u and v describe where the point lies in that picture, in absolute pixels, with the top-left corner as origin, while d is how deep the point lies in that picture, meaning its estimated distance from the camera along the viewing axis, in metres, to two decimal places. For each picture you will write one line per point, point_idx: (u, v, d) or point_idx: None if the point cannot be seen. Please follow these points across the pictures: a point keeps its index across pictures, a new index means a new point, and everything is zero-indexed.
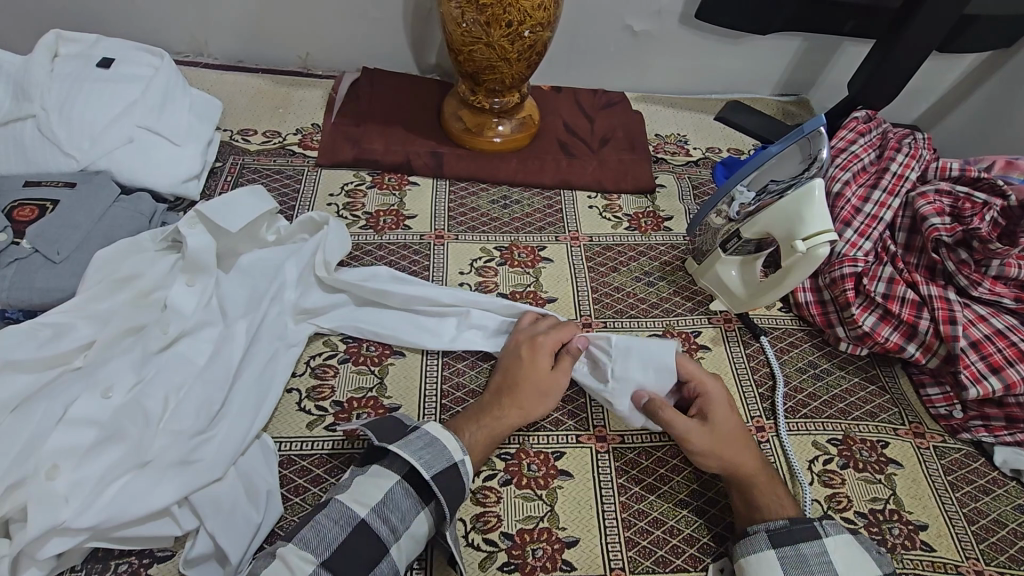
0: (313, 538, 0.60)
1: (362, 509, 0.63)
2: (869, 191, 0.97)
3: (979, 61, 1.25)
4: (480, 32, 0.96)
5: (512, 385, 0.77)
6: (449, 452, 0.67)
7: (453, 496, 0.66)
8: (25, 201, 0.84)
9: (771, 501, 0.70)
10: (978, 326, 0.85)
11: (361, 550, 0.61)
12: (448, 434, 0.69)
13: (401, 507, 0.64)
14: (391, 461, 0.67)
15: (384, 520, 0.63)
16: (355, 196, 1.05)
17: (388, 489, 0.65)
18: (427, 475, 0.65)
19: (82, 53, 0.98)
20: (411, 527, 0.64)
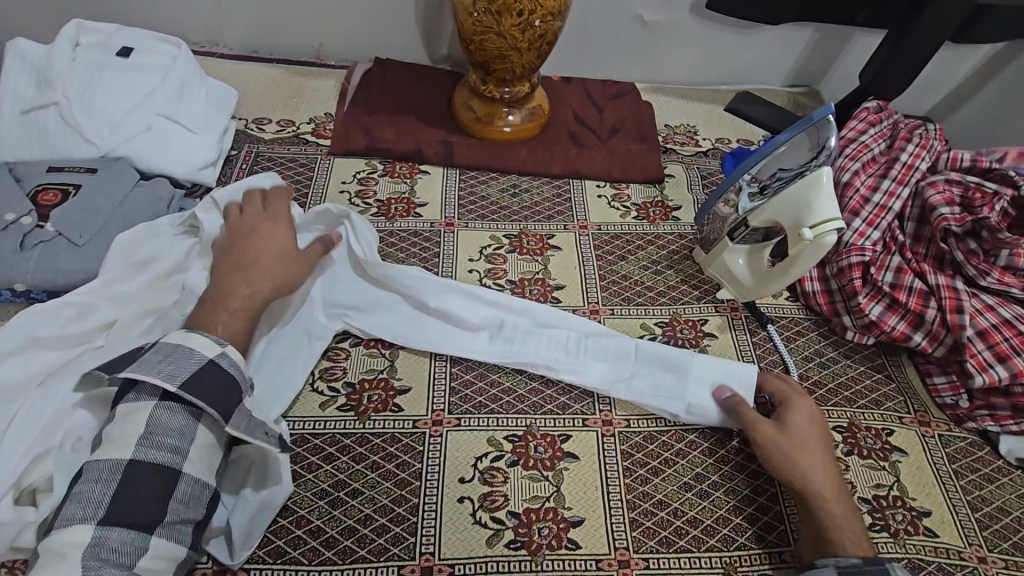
0: (81, 505, 0.55)
1: (125, 452, 0.58)
2: (879, 180, 0.96)
3: (993, 52, 1.24)
4: (491, 21, 0.97)
5: (252, 262, 0.75)
6: (199, 351, 0.63)
7: (212, 398, 0.62)
8: (49, 185, 0.87)
9: (847, 533, 0.67)
10: (986, 316, 0.85)
11: (146, 489, 0.57)
12: (194, 336, 0.64)
13: (173, 425, 0.60)
14: (137, 392, 0.61)
15: (159, 447, 0.59)
16: (368, 184, 1.06)
17: (149, 417, 0.60)
18: (173, 388, 0.60)
19: (103, 42, 1.01)
20: (196, 440, 0.62)
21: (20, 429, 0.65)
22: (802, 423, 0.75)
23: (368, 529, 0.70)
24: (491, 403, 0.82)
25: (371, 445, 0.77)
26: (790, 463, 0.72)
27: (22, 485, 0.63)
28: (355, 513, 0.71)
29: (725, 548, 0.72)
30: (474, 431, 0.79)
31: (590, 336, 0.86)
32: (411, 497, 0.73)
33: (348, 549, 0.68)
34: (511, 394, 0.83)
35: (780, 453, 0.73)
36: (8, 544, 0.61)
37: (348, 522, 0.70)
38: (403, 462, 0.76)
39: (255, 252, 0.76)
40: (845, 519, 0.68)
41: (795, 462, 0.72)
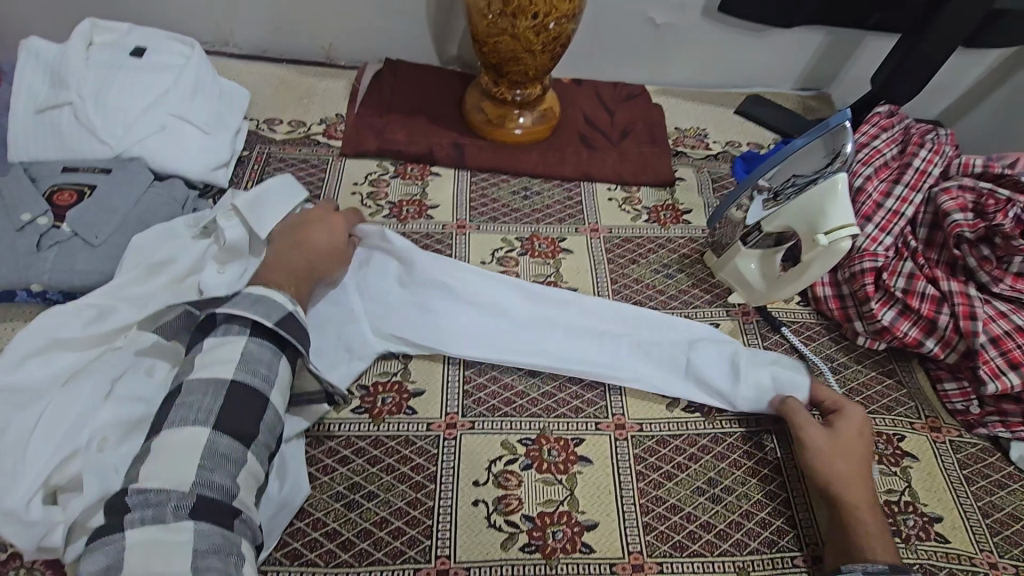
0: (189, 414, 0.59)
1: (226, 375, 0.62)
2: (891, 186, 0.97)
3: (1004, 57, 1.24)
4: (505, 23, 0.97)
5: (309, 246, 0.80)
6: (281, 303, 0.68)
7: (301, 337, 0.68)
8: (64, 186, 0.87)
9: (875, 537, 0.68)
10: (999, 322, 0.85)
11: (248, 406, 0.62)
12: (276, 291, 0.70)
13: (263, 358, 0.65)
14: (229, 326, 0.66)
15: (253, 374, 0.64)
16: (379, 185, 1.07)
17: (244, 348, 0.64)
18: (270, 323, 0.66)
19: (116, 41, 1.00)
20: (279, 374, 0.66)
21: (46, 432, 0.65)
22: (849, 435, 0.76)
23: (384, 532, 0.70)
24: (504, 406, 0.82)
25: (386, 447, 0.77)
26: (833, 469, 0.74)
27: (50, 483, 0.63)
28: (371, 515, 0.71)
29: (740, 553, 0.73)
30: (487, 434, 0.79)
31: (640, 337, 0.88)
32: (426, 500, 0.73)
33: (364, 551, 0.69)
34: (524, 397, 0.83)
35: (823, 457, 0.75)
36: (36, 542, 0.61)
37: (364, 524, 0.71)
38: (417, 465, 0.76)
39: (312, 235, 0.82)
40: (877, 527, 0.69)
41: (837, 466, 0.74)
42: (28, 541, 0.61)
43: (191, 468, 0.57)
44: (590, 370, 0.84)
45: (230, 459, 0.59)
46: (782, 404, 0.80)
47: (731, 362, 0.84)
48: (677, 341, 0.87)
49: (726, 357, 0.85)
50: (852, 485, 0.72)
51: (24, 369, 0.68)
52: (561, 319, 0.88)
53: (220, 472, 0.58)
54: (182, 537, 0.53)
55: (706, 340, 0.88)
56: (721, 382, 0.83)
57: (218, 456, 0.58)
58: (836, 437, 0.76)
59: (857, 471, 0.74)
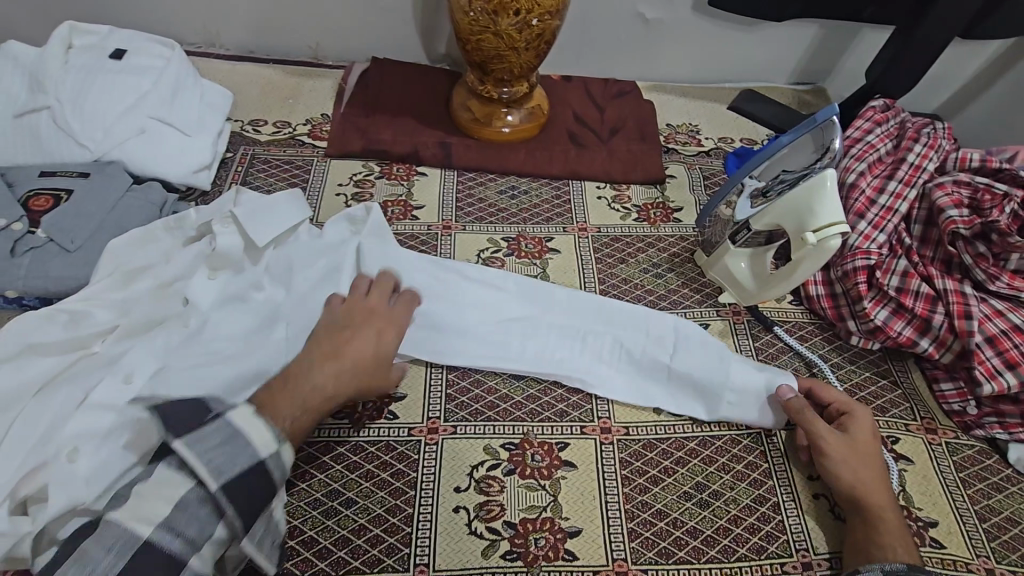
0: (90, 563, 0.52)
1: (145, 529, 0.54)
2: (885, 181, 0.94)
3: (1003, 48, 1.21)
4: (487, 20, 0.95)
5: (337, 352, 0.72)
6: (252, 446, 0.60)
7: (251, 499, 0.59)
8: (39, 191, 0.86)
9: (896, 539, 0.67)
10: (994, 321, 0.83)
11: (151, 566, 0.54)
12: (260, 427, 0.61)
13: (197, 517, 0.57)
14: (177, 467, 0.58)
15: (174, 535, 0.55)
16: (364, 186, 1.05)
17: (177, 502, 0.56)
18: (215, 484, 0.57)
19: (96, 45, 1.00)
20: (212, 535, 0.57)
21: (18, 439, 0.65)
22: (862, 437, 0.75)
23: (362, 540, 0.69)
24: (487, 410, 0.81)
25: (365, 453, 0.76)
26: (853, 472, 0.72)
27: (17, 496, 0.60)
28: (349, 523, 0.70)
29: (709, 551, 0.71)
30: (469, 439, 0.78)
31: (624, 338, 0.85)
32: (406, 507, 0.72)
33: (341, 560, 0.67)
34: (508, 401, 0.82)
35: (842, 463, 0.73)
36: (3, 554, 0.60)
37: (341, 532, 0.69)
38: (397, 471, 0.75)
39: (348, 346, 0.72)
40: (900, 524, 0.69)
41: (852, 472, 0.72)
42: None
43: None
44: (564, 374, 0.83)
45: None
46: (790, 406, 0.77)
47: (720, 362, 0.82)
48: (663, 342, 0.85)
49: (714, 357, 0.83)
50: (871, 486, 0.71)
51: None
52: (545, 318, 0.86)
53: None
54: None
55: (693, 340, 0.85)
56: (705, 380, 0.81)
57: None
58: (851, 440, 0.74)
59: (877, 473, 0.72)
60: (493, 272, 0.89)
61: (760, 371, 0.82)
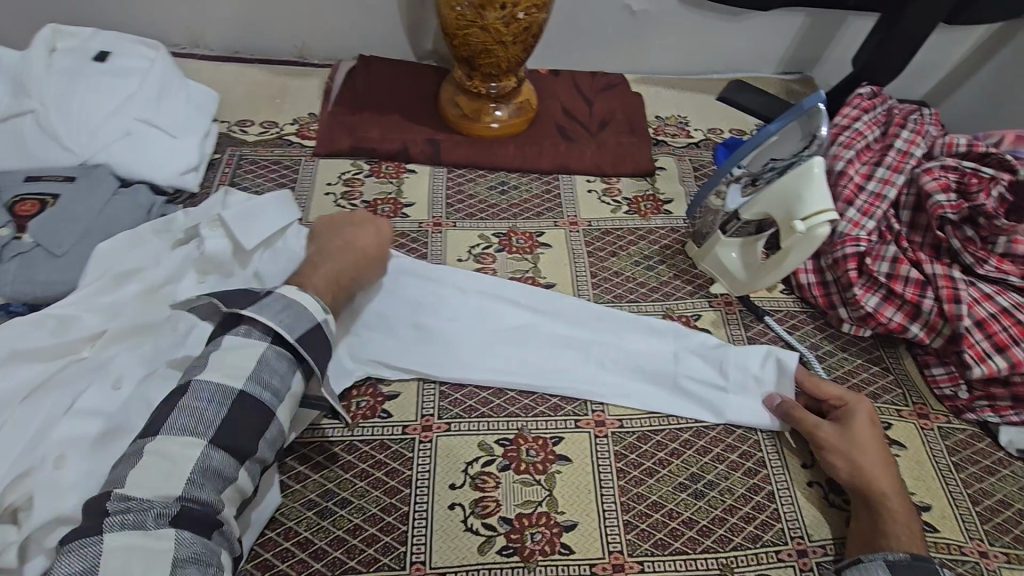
0: (187, 421, 0.58)
1: (237, 383, 0.61)
2: (873, 168, 0.94)
3: (988, 34, 1.22)
4: (474, 15, 0.95)
5: (350, 245, 0.79)
6: (310, 313, 0.67)
7: (322, 355, 0.67)
8: (25, 196, 0.85)
9: (900, 529, 0.68)
10: (983, 305, 0.83)
11: (248, 420, 0.60)
12: (308, 297, 0.68)
13: (279, 370, 0.64)
14: (250, 328, 0.64)
15: (263, 387, 0.62)
16: (353, 185, 1.05)
17: (258, 358, 0.63)
18: (290, 338, 0.65)
19: (78, 47, 0.98)
20: (291, 386, 0.65)
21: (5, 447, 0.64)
22: (860, 428, 0.75)
23: (357, 539, 0.69)
24: (481, 406, 0.80)
25: (359, 452, 0.76)
26: (853, 465, 0.73)
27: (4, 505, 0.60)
28: (344, 523, 0.70)
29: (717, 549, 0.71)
30: (463, 436, 0.78)
31: (624, 344, 0.86)
32: (401, 505, 0.72)
33: (337, 560, 0.67)
34: (502, 397, 0.82)
35: (842, 456, 0.74)
36: None
37: (336, 532, 0.69)
38: (392, 470, 0.75)
39: (358, 239, 0.80)
40: (902, 513, 0.69)
41: (853, 464, 0.73)
42: None
43: (180, 479, 0.55)
44: (567, 385, 0.82)
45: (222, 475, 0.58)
46: (787, 409, 0.79)
47: (720, 368, 0.83)
48: (664, 350, 0.85)
49: (712, 361, 0.84)
50: (872, 477, 0.72)
51: None
52: (546, 328, 0.86)
53: (208, 486, 0.56)
54: (166, 547, 0.52)
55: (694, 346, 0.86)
56: (705, 386, 0.83)
57: (211, 470, 0.57)
58: (848, 432, 0.75)
59: (880, 462, 0.73)
60: (491, 279, 0.90)
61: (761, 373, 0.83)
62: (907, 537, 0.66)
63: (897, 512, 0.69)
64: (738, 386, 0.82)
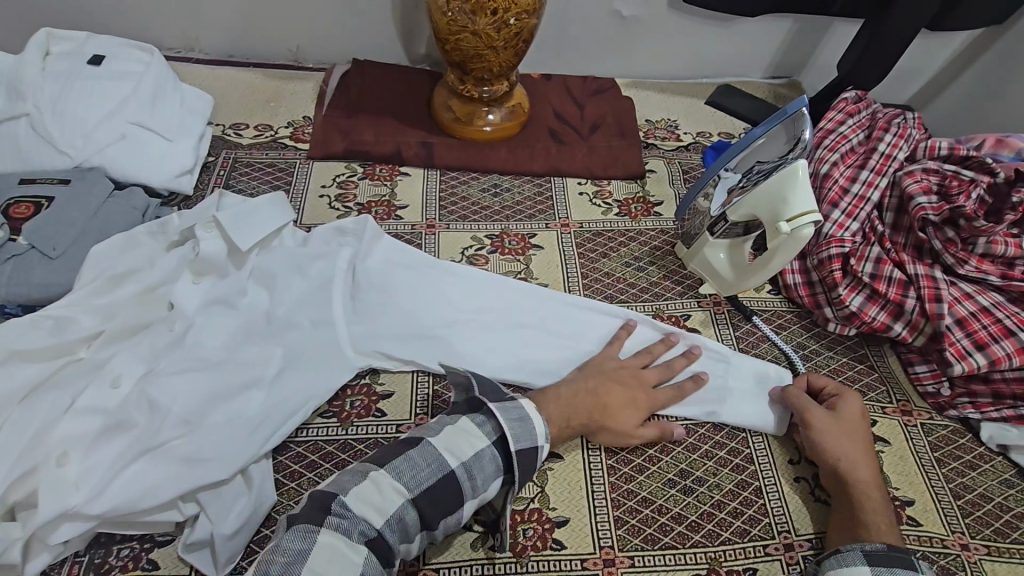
0: (407, 470, 0.63)
1: (454, 461, 0.64)
2: (857, 171, 0.96)
3: (969, 40, 1.24)
4: (466, 21, 0.96)
5: (609, 404, 0.76)
6: (535, 436, 0.68)
7: (525, 473, 0.67)
8: (20, 199, 0.85)
9: (880, 519, 0.69)
10: (964, 303, 0.86)
11: (445, 494, 0.63)
12: (537, 419, 0.69)
13: (485, 470, 0.65)
14: (484, 420, 0.67)
15: (470, 476, 0.64)
16: (348, 187, 1.06)
17: (479, 453, 0.65)
18: (515, 447, 0.66)
19: (74, 51, 0.99)
20: (486, 489, 0.65)
21: (3, 445, 0.64)
22: (851, 418, 0.77)
23: None
24: None
25: (353, 451, 0.77)
26: (840, 451, 0.74)
27: (7, 500, 0.63)
28: None
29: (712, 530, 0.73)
30: None
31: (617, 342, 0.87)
32: None
33: None
34: None
35: (831, 444, 0.75)
36: None
37: None
38: None
39: (615, 395, 0.77)
40: (879, 503, 0.71)
41: (842, 450, 0.75)
42: None
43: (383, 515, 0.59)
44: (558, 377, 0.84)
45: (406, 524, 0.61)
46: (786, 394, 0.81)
47: (715, 364, 0.86)
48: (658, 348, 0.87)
49: (708, 360, 0.86)
50: (855, 466, 0.73)
51: None
52: (537, 322, 0.88)
53: (396, 532, 0.60)
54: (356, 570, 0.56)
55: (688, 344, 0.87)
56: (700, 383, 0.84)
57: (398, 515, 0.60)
58: (838, 419, 0.77)
59: (864, 453, 0.75)
60: (479, 271, 0.92)
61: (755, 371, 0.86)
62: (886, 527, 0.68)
63: (872, 496, 0.71)
64: (736, 383, 0.84)
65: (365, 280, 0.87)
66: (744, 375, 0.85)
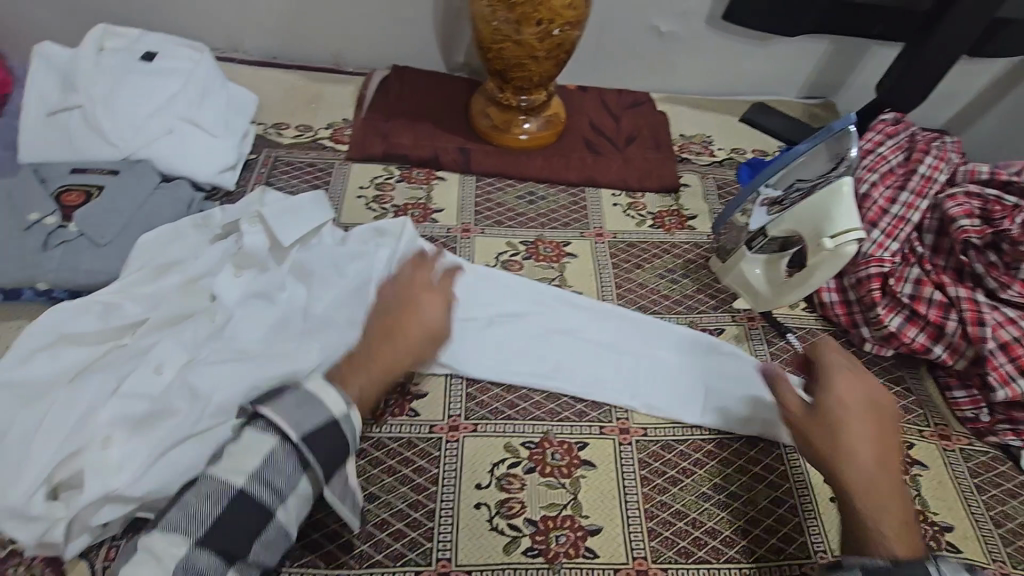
0: (181, 518, 0.56)
1: (239, 480, 0.58)
2: (897, 192, 0.96)
3: (1008, 67, 1.24)
4: (510, 30, 0.97)
5: (399, 329, 0.74)
6: (330, 408, 0.62)
7: (332, 456, 0.62)
8: (70, 186, 0.88)
9: (890, 523, 0.60)
10: (1007, 328, 0.84)
11: (245, 524, 0.58)
12: (328, 388, 0.63)
13: (285, 472, 0.60)
14: (263, 425, 0.61)
15: (267, 488, 0.59)
16: (385, 189, 1.07)
17: (267, 456, 0.60)
18: (296, 436, 0.60)
19: (125, 47, 1.02)
20: (297, 489, 0.61)
21: (53, 425, 0.65)
22: (836, 399, 0.68)
23: (384, 534, 0.70)
24: (507, 409, 0.82)
25: (388, 449, 0.77)
26: (834, 443, 0.65)
27: (52, 480, 0.62)
28: (372, 517, 0.71)
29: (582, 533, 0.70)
30: (490, 437, 0.79)
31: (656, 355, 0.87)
32: (427, 502, 0.73)
33: (364, 553, 0.68)
34: (528, 401, 0.83)
35: (822, 436, 0.66)
36: (37, 537, 0.60)
37: (364, 526, 0.70)
38: (419, 467, 0.75)
39: (409, 325, 0.74)
40: (887, 496, 0.62)
41: (839, 441, 0.65)
42: (29, 535, 0.60)
43: (163, 573, 0.54)
44: (598, 389, 0.83)
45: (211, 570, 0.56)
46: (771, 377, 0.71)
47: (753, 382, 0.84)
48: (696, 362, 0.86)
49: (747, 377, 0.85)
50: (853, 456, 0.64)
51: (32, 362, 0.69)
52: (578, 332, 0.88)
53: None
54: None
55: (728, 359, 0.86)
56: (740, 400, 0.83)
57: (196, 568, 0.55)
58: (819, 404, 0.68)
59: (869, 440, 0.65)
60: (516, 277, 0.92)
61: (798, 388, 0.84)
62: (890, 530, 0.59)
63: (850, 484, 0.63)
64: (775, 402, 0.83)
65: None
66: None
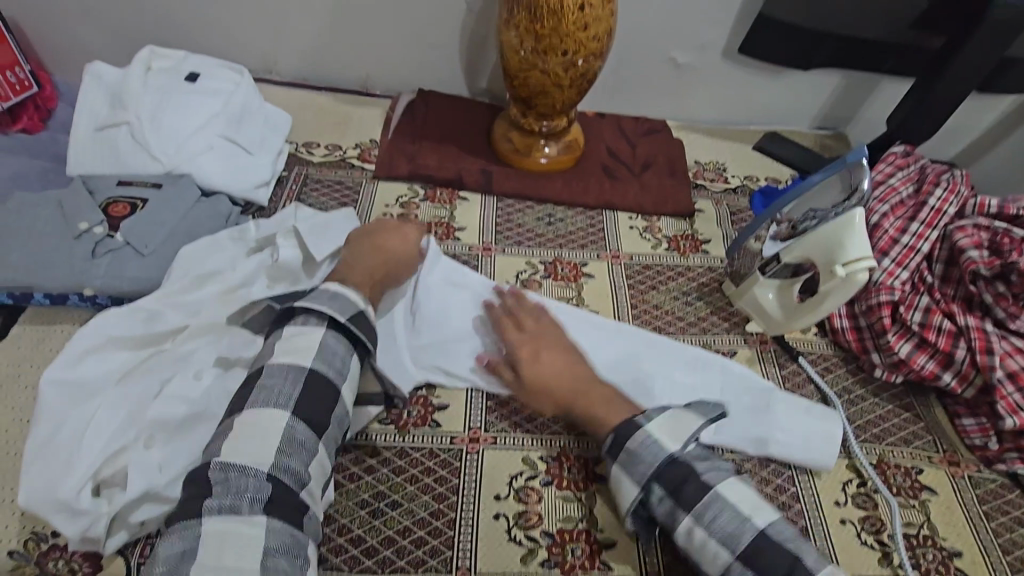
0: (271, 397, 0.64)
1: (306, 360, 0.67)
2: (907, 223, 0.99)
3: (1016, 105, 1.28)
4: (536, 60, 1.02)
5: (385, 249, 0.85)
6: (354, 300, 0.73)
7: (369, 335, 0.73)
8: (118, 198, 0.93)
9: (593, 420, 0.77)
10: (1015, 358, 0.86)
11: (322, 396, 0.66)
12: (349, 288, 0.75)
13: (337, 351, 0.70)
14: (307, 317, 0.71)
15: (329, 365, 0.68)
16: (409, 208, 1.11)
17: (320, 342, 0.69)
18: (342, 318, 0.71)
19: (172, 68, 1.08)
20: (350, 368, 0.71)
21: (99, 426, 0.68)
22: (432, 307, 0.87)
23: (406, 541, 0.72)
24: (526, 423, 0.84)
25: (411, 458, 0.79)
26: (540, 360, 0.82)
27: (98, 477, 0.66)
28: (395, 524, 0.73)
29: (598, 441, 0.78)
30: (509, 450, 0.82)
31: (672, 376, 0.89)
32: (448, 512, 0.75)
33: (387, 559, 0.70)
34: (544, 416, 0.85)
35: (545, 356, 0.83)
36: (81, 533, 0.63)
37: (388, 532, 0.73)
38: (440, 477, 0.78)
39: (387, 243, 0.86)
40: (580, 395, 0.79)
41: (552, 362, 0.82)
42: (74, 529, 0.63)
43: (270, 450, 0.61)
44: None
45: (307, 444, 0.63)
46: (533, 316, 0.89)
47: (766, 405, 0.86)
48: (710, 385, 0.89)
49: (760, 400, 0.87)
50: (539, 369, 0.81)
51: (81, 366, 0.72)
52: (597, 351, 0.90)
53: (297, 457, 0.62)
54: (256, 533, 0.56)
55: (740, 382, 0.89)
56: (752, 424, 0.85)
57: (295, 440, 0.63)
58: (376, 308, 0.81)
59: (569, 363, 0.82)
60: (539, 297, 0.96)
61: (808, 411, 0.86)
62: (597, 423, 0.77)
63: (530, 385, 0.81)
64: (787, 426, 0.84)
65: (429, 301, 0.90)
66: (798, 422, 0.85)
